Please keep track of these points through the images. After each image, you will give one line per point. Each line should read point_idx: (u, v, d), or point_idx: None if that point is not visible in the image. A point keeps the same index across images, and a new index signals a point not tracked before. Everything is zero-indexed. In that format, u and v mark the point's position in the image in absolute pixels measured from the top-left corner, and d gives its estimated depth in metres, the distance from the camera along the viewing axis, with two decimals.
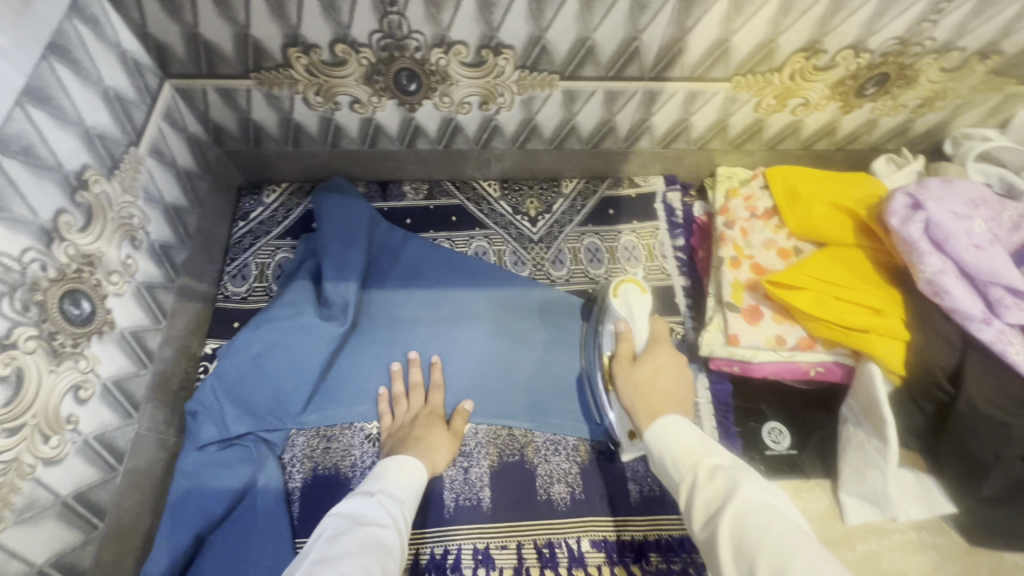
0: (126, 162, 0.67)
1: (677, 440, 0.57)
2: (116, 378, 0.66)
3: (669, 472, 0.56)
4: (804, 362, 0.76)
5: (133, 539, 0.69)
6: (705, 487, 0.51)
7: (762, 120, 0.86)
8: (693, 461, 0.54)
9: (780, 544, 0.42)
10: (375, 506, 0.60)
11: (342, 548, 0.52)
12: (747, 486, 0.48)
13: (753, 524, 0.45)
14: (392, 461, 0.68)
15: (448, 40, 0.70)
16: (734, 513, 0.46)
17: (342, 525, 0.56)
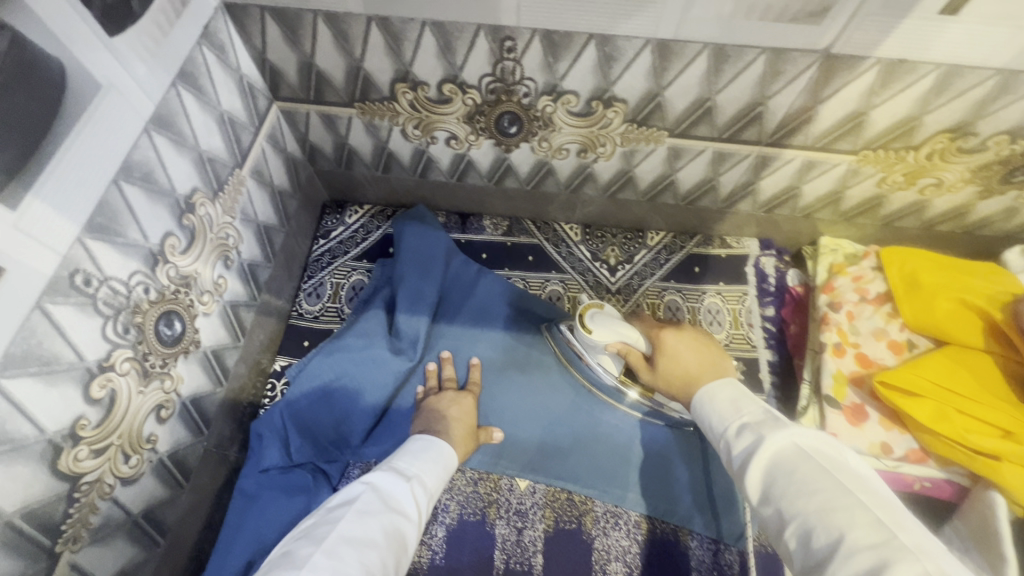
0: (229, 184, 0.68)
1: (715, 401, 0.58)
2: (194, 396, 0.66)
3: (708, 425, 0.57)
4: (909, 474, 0.68)
5: (188, 554, 0.69)
6: (736, 439, 0.53)
7: (883, 196, 0.79)
8: (729, 417, 0.55)
9: (803, 488, 0.46)
10: (406, 493, 0.61)
11: (367, 535, 0.55)
12: (777, 431, 0.50)
13: (784, 471, 0.48)
14: (429, 445, 0.69)
15: (559, 89, 0.67)
16: (764, 455, 0.49)
17: (371, 503, 0.58)
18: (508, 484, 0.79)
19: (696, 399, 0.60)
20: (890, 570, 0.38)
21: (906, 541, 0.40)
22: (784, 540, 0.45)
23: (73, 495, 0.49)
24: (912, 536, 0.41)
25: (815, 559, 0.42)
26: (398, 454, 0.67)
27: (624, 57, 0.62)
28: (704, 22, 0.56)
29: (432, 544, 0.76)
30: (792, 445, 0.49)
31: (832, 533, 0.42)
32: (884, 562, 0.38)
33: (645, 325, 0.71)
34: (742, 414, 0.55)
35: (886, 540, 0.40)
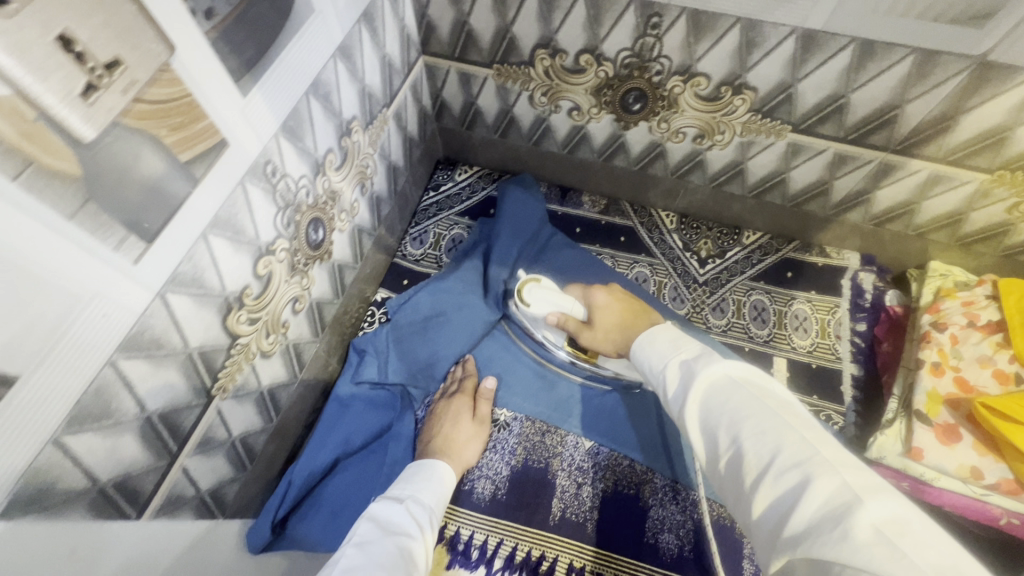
0: (377, 120, 0.77)
1: (658, 347, 0.57)
2: (319, 301, 0.75)
3: (648, 373, 0.57)
4: (995, 506, 0.66)
5: (287, 441, 0.78)
6: (674, 379, 0.52)
7: (1011, 223, 0.76)
8: (664, 360, 0.55)
9: (734, 416, 0.45)
10: (404, 515, 0.59)
11: (372, 557, 0.50)
12: (709, 363, 0.50)
13: (715, 402, 0.47)
14: (421, 466, 0.69)
15: (692, 70, 0.71)
16: (698, 388, 0.49)
17: (370, 534, 0.55)
18: (573, 441, 0.83)
19: (636, 347, 0.60)
20: (812, 486, 0.37)
21: (829, 456, 0.39)
22: (717, 471, 0.46)
23: (230, 350, 0.58)
24: (833, 451, 0.40)
25: (745, 482, 0.42)
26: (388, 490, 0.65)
27: (766, 44, 0.64)
28: (858, 16, 0.58)
29: (496, 479, 0.80)
30: (724, 374, 0.49)
31: (761, 458, 0.42)
32: (806, 478, 0.38)
33: (579, 292, 0.82)
34: (680, 352, 0.55)
35: (810, 457, 0.39)
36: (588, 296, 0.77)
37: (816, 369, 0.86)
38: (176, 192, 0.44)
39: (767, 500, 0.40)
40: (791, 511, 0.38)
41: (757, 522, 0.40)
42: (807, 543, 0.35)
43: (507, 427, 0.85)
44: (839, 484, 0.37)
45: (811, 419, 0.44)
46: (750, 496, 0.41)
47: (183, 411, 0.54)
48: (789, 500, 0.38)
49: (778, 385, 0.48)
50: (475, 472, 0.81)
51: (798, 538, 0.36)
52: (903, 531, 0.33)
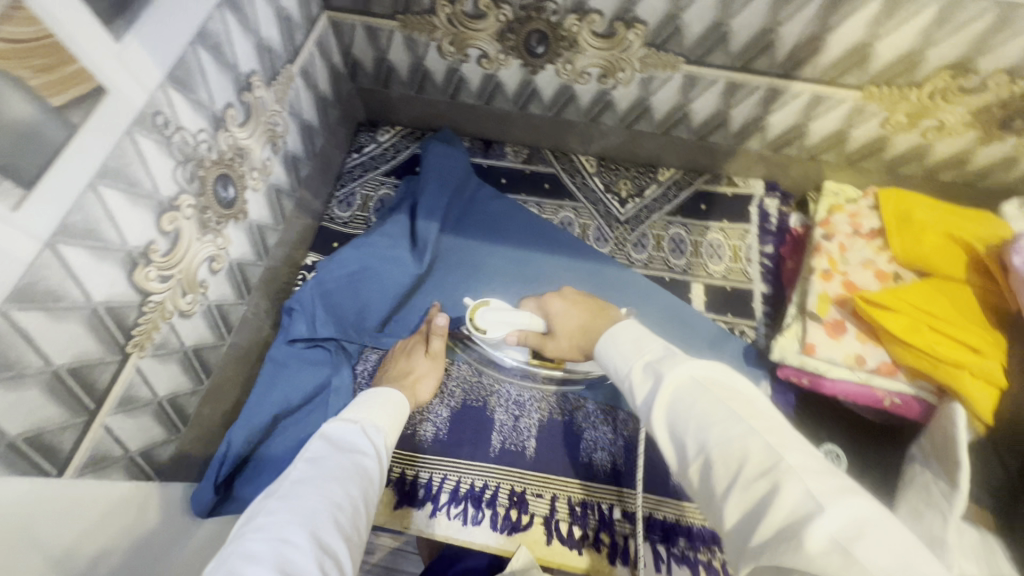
0: (282, 76, 0.76)
1: (618, 350, 0.59)
2: (240, 261, 0.75)
3: (612, 372, 0.59)
4: (880, 389, 0.74)
5: (224, 405, 0.78)
6: (640, 381, 0.54)
7: (886, 138, 0.83)
8: (627, 362, 0.57)
9: (700, 422, 0.46)
10: (359, 434, 0.61)
11: (325, 472, 0.54)
12: (674, 366, 0.51)
13: (680, 407, 0.48)
14: (375, 393, 0.70)
15: (585, 7, 0.74)
16: (665, 391, 0.50)
17: (321, 449, 0.57)
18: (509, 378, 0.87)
19: (602, 344, 0.62)
20: (778, 495, 0.39)
21: (794, 462, 0.41)
22: (689, 477, 0.47)
23: (142, 308, 0.58)
24: (799, 456, 0.41)
25: (717, 489, 0.43)
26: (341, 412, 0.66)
27: None
28: None
29: (437, 422, 0.83)
30: (689, 377, 0.50)
31: (730, 466, 0.43)
32: (774, 487, 0.40)
33: (534, 306, 0.84)
34: (642, 354, 0.56)
35: (775, 465, 0.41)
36: (547, 306, 0.81)
37: (730, 291, 0.93)
38: (53, 138, 0.44)
39: (739, 509, 0.41)
40: (760, 517, 0.39)
41: (729, 530, 0.42)
42: (770, 550, 0.38)
43: (446, 370, 0.87)
44: (802, 492, 0.38)
45: (778, 420, 0.45)
46: (721, 503, 0.43)
47: (97, 368, 0.54)
48: (758, 507, 0.40)
49: (741, 377, 0.49)
50: (416, 416, 0.84)
51: (762, 547, 0.38)
52: (858, 536, 0.36)
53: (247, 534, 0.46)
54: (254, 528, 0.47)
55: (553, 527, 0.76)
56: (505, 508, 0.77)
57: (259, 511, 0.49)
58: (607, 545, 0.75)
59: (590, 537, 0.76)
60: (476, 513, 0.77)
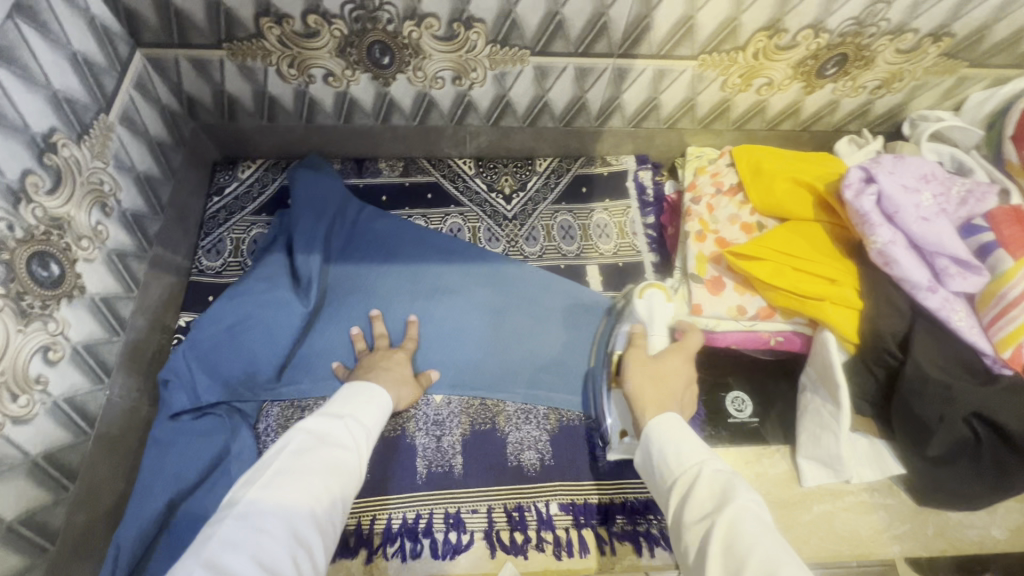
0: (96, 128, 0.67)
1: (678, 444, 0.60)
2: (88, 343, 0.66)
3: (661, 468, 0.60)
4: (764, 332, 0.81)
5: (105, 505, 0.69)
6: (707, 487, 0.54)
7: (729, 99, 0.89)
8: (685, 462, 0.58)
9: (767, 550, 0.46)
10: (342, 430, 0.62)
11: (306, 468, 0.55)
12: (747, 488, 0.52)
13: (740, 522, 0.49)
14: (363, 387, 0.71)
15: (419, 13, 0.72)
16: (733, 508, 0.50)
17: (306, 441, 0.59)
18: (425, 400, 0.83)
19: (663, 424, 0.62)
20: None
21: None
22: None
23: None
24: None
25: None
26: (329, 402, 0.68)
27: None
28: None
29: None
30: (755, 505, 0.51)
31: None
32: None
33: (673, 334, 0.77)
34: (708, 462, 0.57)
35: None
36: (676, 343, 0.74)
37: (623, 266, 0.96)
38: None
39: None
40: None
41: None
42: None
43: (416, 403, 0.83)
44: None
45: None
46: None
47: None
48: None
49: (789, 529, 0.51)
50: None
51: None
52: None
53: (229, 518, 0.49)
54: (234, 514, 0.50)
55: (494, 539, 0.76)
56: (443, 533, 0.76)
57: (241, 497, 0.52)
58: (550, 542, 0.76)
59: (533, 539, 0.76)
60: (414, 546, 0.75)
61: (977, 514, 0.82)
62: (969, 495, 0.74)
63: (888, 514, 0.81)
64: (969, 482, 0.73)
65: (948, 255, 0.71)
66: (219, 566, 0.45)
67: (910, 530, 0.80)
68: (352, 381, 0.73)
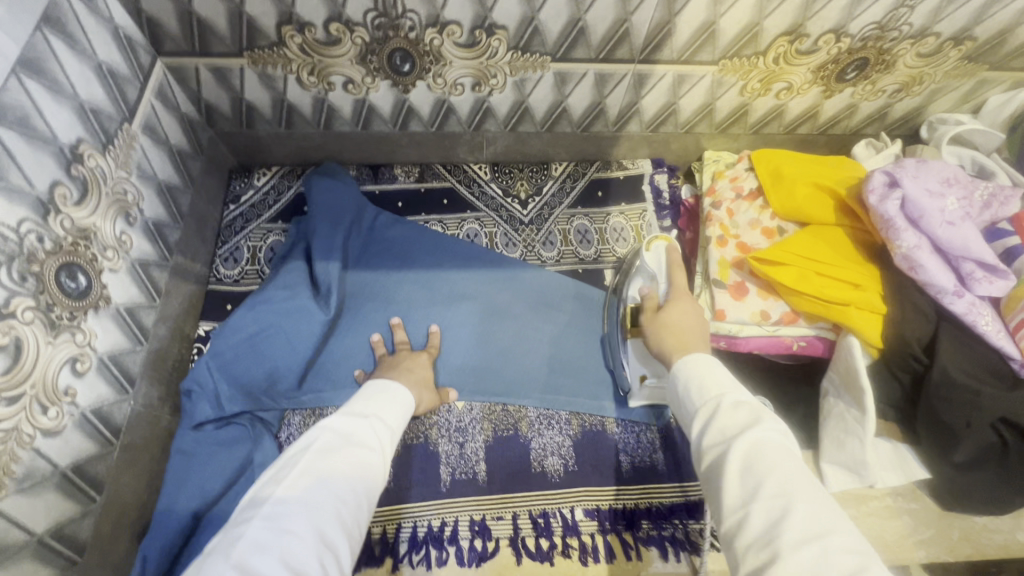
0: (120, 138, 0.67)
1: (702, 377, 0.56)
2: (113, 354, 0.66)
3: (685, 404, 0.57)
4: (786, 336, 0.79)
5: (130, 516, 0.69)
6: (728, 411, 0.51)
7: (747, 104, 0.89)
8: (708, 391, 0.54)
9: (789, 472, 0.44)
10: (367, 430, 0.60)
11: (335, 467, 0.53)
12: (770, 416, 0.49)
13: (761, 449, 0.46)
14: (386, 387, 0.69)
15: (442, 20, 0.71)
16: (754, 433, 0.47)
17: (332, 439, 0.56)
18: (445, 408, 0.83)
19: (683, 364, 0.60)
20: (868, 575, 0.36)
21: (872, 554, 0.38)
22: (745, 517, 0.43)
23: None
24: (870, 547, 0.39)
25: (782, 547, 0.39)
26: (352, 402, 0.65)
27: None
28: None
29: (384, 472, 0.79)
30: (778, 435, 0.48)
31: (810, 519, 0.40)
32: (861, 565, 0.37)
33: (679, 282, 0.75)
34: (732, 389, 0.54)
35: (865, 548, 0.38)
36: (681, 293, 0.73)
37: None
38: None
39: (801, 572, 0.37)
40: None
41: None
42: None
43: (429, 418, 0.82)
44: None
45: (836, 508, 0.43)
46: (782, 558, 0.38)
47: None
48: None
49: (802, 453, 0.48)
50: None
51: None
52: None
53: (258, 518, 0.46)
54: (263, 514, 0.47)
55: (519, 546, 0.76)
56: (468, 541, 0.76)
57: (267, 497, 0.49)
58: (576, 549, 0.76)
59: (559, 545, 0.76)
60: (439, 553, 0.75)
61: (1002, 519, 0.81)
62: (998, 499, 0.74)
63: (913, 519, 0.81)
64: (996, 486, 0.73)
65: (974, 260, 0.71)
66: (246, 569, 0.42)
67: (935, 534, 0.80)
68: (370, 381, 0.72)
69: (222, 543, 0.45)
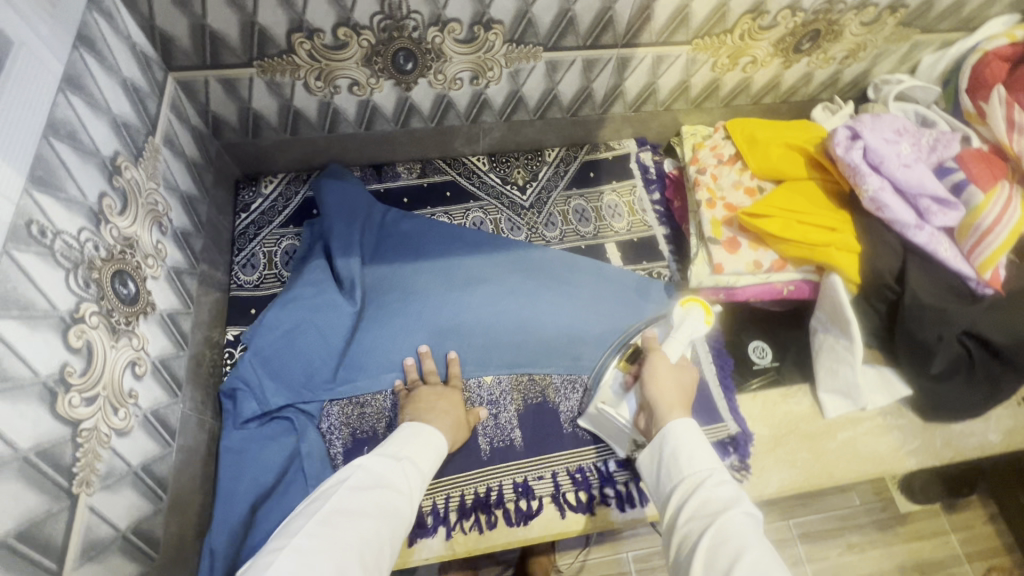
0: (147, 150, 0.69)
1: (692, 447, 0.65)
2: (162, 357, 0.68)
3: (666, 465, 0.65)
4: (777, 282, 0.90)
5: (190, 516, 0.71)
6: (708, 486, 0.60)
7: (718, 79, 0.98)
8: (693, 464, 0.63)
9: (754, 551, 0.52)
10: (397, 474, 0.66)
11: (362, 508, 0.60)
12: (743, 498, 0.58)
13: (730, 526, 0.54)
14: (418, 431, 0.74)
15: (443, 18, 0.77)
16: (725, 513, 0.56)
17: (362, 480, 0.63)
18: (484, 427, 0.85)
19: (677, 422, 0.68)
20: None
21: None
22: None
23: (77, 440, 0.51)
24: None
25: None
26: (385, 444, 0.72)
27: None
28: None
29: None
30: (747, 514, 0.56)
31: None
32: None
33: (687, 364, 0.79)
34: (712, 465, 0.63)
35: None
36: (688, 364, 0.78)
37: (638, 241, 1.03)
38: None
39: None
40: None
41: None
42: None
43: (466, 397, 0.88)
44: None
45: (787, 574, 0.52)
46: None
47: (46, 522, 0.47)
48: None
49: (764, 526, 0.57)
50: None
51: None
52: None
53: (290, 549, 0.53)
54: (295, 545, 0.53)
55: (562, 501, 0.81)
56: (514, 502, 0.81)
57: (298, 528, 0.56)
58: (613, 497, 0.82)
59: (597, 496, 0.82)
60: (488, 517, 0.80)
61: (975, 423, 0.92)
62: (963, 403, 0.86)
63: (903, 433, 0.91)
64: (965, 391, 0.85)
65: (929, 196, 0.81)
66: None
67: (922, 444, 0.90)
68: (405, 424, 0.76)
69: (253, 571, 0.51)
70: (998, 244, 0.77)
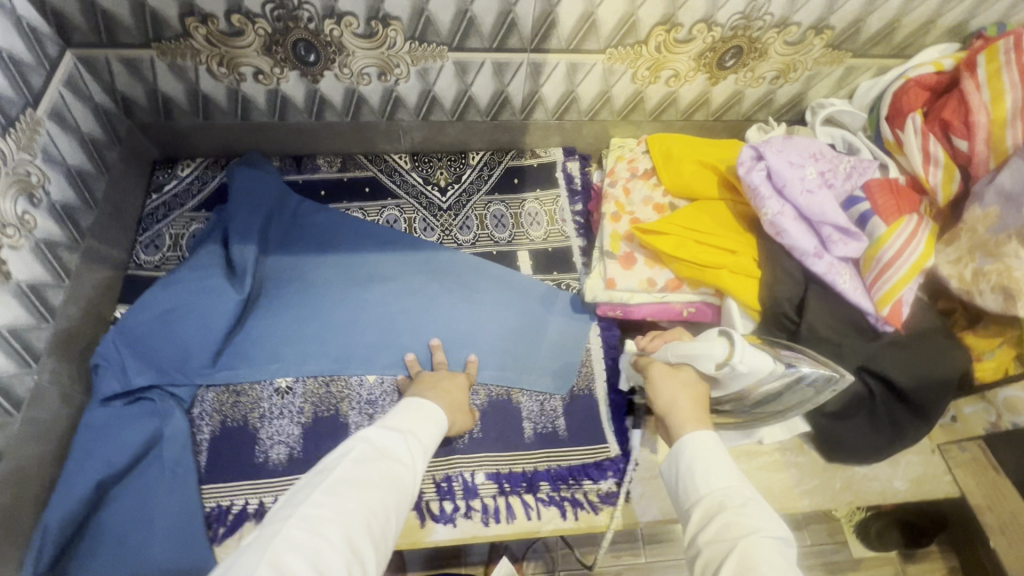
0: (23, 122, 0.70)
1: (711, 464, 0.60)
2: (13, 327, 0.68)
3: (685, 479, 0.61)
4: (675, 302, 0.87)
5: (31, 488, 0.71)
6: (735, 509, 0.55)
7: (641, 91, 0.96)
8: (713, 485, 0.58)
9: None
10: (400, 443, 0.64)
11: (366, 477, 0.58)
12: (772, 524, 0.53)
13: (759, 556, 0.50)
14: (417, 404, 0.72)
15: (337, 11, 0.77)
16: (752, 543, 0.51)
17: (366, 451, 0.61)
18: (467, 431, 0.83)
19: (695, 436, 0.62)
20: None
21: None
22: None
23: None
24: None
25: None
26: (388, 416, 0.69)
27: None
28: None
29: (290, 441, 0.80)
30: (774, 542, 0.52)
31: None
32: None
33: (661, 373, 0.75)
34: (733, 482, 0.58)
35: None
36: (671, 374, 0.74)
37: (553, 251, 1.01)
38: None
39: None
40: None
41: None
42: None
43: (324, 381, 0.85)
44: None
45: None
46: None
47: None
48: None
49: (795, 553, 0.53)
50: (264, 440, 0.80)
51: None
52: None
53: (293, 520, 0.51)
54: (298, 518, 0.52)
55: (423, 509, 0.78)
56: None
57: (302, 501, 0.54)
58: (478, 510, 0.79)
59: (461, 507, 0.79)
60: None
61: (882, 468, 0.87)
62: (863, 446, 0.81)
63: (799, 471, 0.86)
64: (863, 434, 0.80)
65: (832, 224, 0.77)
66: (282, 568, 0.47)
67: (818, 484, 0.85)
68: (403, 398, 0.75)
69: (255, 547, 0.49)
70: (897, 280, 0.74)
